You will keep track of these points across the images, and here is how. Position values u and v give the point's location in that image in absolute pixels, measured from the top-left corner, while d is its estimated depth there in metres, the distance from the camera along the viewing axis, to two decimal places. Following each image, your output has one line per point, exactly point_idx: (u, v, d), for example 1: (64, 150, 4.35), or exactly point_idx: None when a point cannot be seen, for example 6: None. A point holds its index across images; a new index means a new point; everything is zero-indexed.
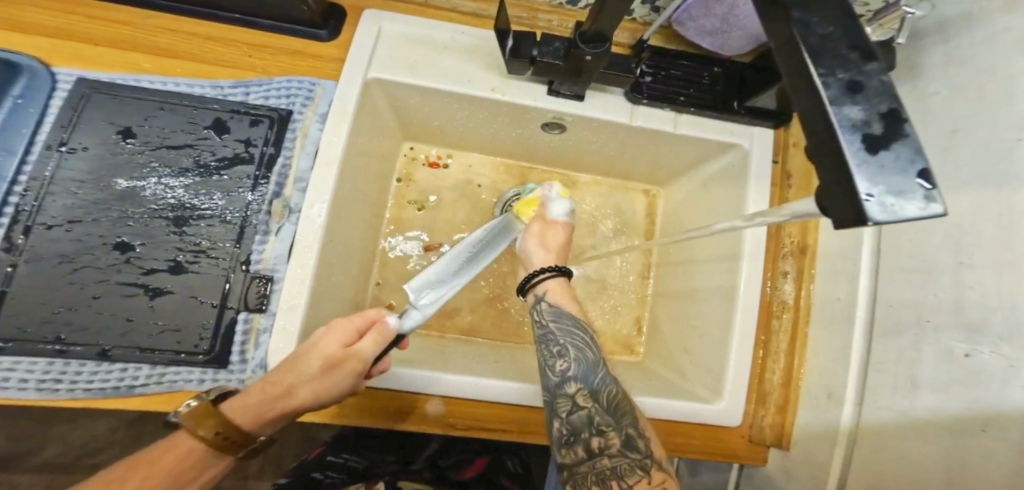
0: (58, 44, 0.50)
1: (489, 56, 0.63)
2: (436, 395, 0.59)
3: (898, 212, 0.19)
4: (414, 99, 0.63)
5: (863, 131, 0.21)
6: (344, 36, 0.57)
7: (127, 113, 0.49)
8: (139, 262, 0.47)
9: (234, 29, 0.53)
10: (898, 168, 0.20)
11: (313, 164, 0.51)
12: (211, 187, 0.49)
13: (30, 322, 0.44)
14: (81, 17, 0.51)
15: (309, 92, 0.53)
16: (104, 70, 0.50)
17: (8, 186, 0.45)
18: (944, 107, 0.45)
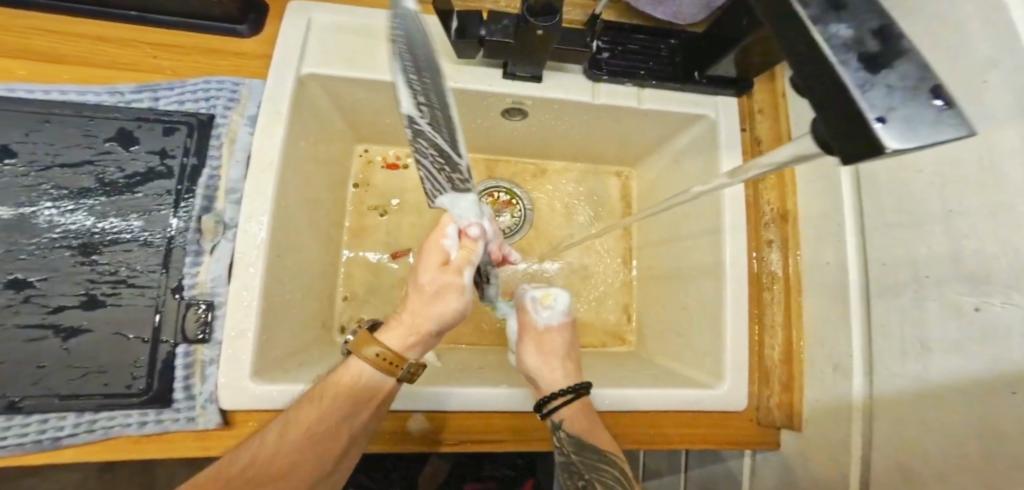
0: None
1: (434, 43, 0.58)
2: (417, 410, 0.54)
3: (920, 137, 0.14)
4: (360, 94, 0.58)
5: (858, 50, 0.17)
6: (267, 32, 0.52)
7: (6, 130, 0.43)
8: (41, 300, 0.41)
9: (130, 27, 0.48)
10: (909, 86, 0.15)
11: (245, 172, 0.46)
12: (125, 209, 0.44)
13: None
14: None
15: (232, 93, 0.48)
16: None
17: None
18: None
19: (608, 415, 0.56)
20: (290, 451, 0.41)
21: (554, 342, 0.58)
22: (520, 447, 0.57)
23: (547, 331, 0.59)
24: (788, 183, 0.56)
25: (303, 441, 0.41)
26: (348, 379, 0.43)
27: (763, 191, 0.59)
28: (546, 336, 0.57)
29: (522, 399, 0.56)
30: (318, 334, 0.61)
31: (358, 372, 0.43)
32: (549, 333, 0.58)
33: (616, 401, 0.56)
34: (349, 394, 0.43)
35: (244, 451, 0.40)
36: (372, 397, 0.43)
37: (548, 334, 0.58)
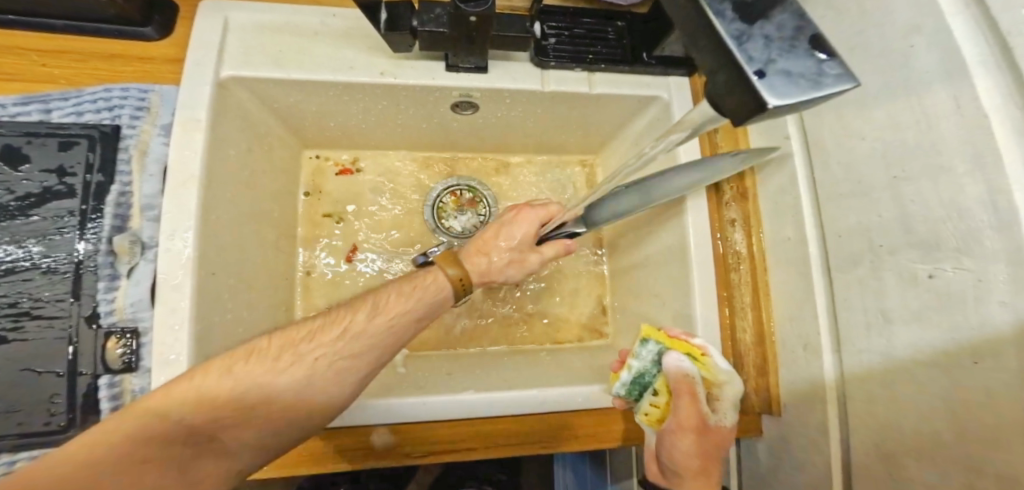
0: None
1: (368, 38, 0.55)
2: (379, 424, 0.50)
3: (796, 80, 0.17)
4: (295, 98, 0.55)
5: (735, 1, 0.20)
6: (179, 33, 0.49)
7: None
8: None
9: (21, 36, 0.45)
10: (787, 38, 0.18)
11: (161, 186, 0.43)
12: (21, 234, 0.40)
13: None
14: None
15: (140, 101, 0.45)
16: None
17: None
18: (838, 25, 0.43)
19: (579, 415, 0.54)
20: (364, 346, 0.40)
21: (719, 436, 0.46)
22: (497, 454, 0.52)
23: (713, 426, 0.46)
24: (747, 165, 0.55)
25: (387, 322, 0.42)
26: (434, 285, 0.46)
27: None
28: (715, 434, 0.46)
29: (498, 404, 0.52)
30: None
31: (440, 285, 0.47)
32: (714, 426, 0.46)
33: (587, 397, 0.54)
34: (425, 299, 0.45)
35: (314, 339, 0.39)
36: (441, 309, 0.46)
37: (720, 433, 0.46)
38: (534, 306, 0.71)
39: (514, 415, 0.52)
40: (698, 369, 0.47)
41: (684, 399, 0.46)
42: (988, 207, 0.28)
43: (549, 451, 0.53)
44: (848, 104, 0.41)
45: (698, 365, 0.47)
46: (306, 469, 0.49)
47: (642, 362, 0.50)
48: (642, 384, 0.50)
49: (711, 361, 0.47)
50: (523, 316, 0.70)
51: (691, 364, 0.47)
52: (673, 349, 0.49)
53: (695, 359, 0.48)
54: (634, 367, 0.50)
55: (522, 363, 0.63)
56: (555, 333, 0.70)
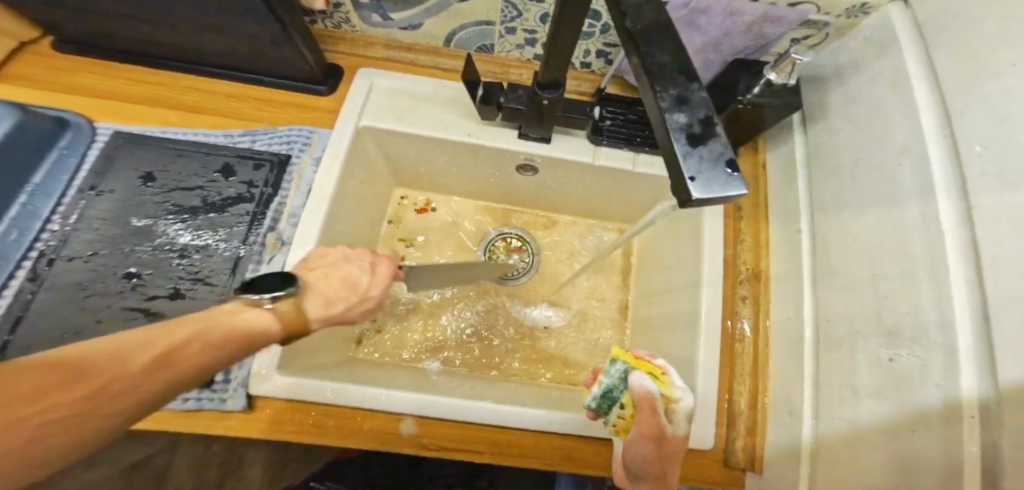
0: (103, 102, 0.59)
1: (466, 106, 0.71)
2: (408, 414, 0.60)
3: (709, 188, 0.28)
4: (405, 146, 0.70)
5: (688, 132, 0.30)
6: (340, 92, 0.66)
7: (147, 160, 0.56)
8: (142, 290, 0.50)
9: (249, 88, 0.63)
10: (713, 158, 0.29)
11: (305, 201, 0.57)
12: (217, 224, 0.55)
13: (41, 340, 0.46)
14: (122, 81, 0.61)
15: (307, 139, 0.61)
16: (139, 124, 0.59)
17: (42, 223, 0.51)
18: (850, 142, 0.55)
19: (580, 440, 0.62)
20: None
21: (676, 445, 0.45)
22: (502, 460, 0.60)
23: (670, 436, 0.45)
24: (762, 250, 0.67)
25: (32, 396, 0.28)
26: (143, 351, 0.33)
27: (742, 253, 0.68)
28: (672, 444, 0.45)
29: (513, 417, 0.60)
30: (337, 346, 0.70)
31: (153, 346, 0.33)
32: (672, 437, 0.45)
33: (592, 427, 0.61)
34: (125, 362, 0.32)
35: None
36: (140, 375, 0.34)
37: (676, 442, 0.45)
38: (559, 348, 0.78)
39: (525, 429, 0.61)
40: (658, 386, 0.45)
41: (643, 414, 0.45)
42: (935, 308, 0.37)
43: (545, 467, 0.61)
44: (852, 212, 0.51)
45: (657, 383, 0.46)
46: (342, 441, 0.58)
47: (610, 378, 0.49)
48: (611, 398, 0.49)
49: (670, 378, 0.46)
50: (547, 354, 0.77)
51: (652, 382, 0.46)
52: (637, 369, 0.47)
53: (655, 378, 0.47)
54: (604, 382, 0.49)
55: (541, 391, 0.71)
56: (575, 374, 0.77)
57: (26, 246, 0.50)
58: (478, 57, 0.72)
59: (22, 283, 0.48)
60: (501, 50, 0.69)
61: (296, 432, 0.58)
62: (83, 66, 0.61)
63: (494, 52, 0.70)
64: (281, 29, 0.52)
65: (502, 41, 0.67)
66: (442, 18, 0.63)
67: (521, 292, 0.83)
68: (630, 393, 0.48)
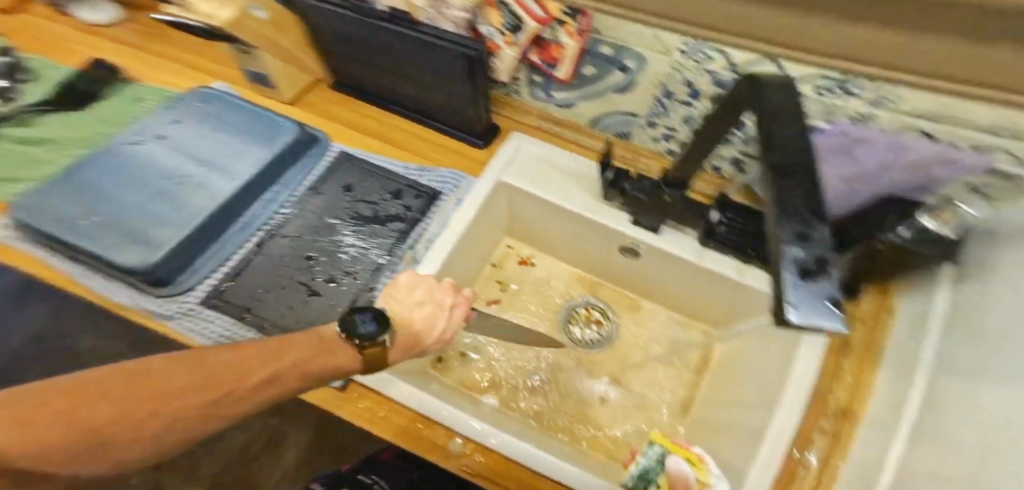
0: (337, 124, 0.78)
1: (591, 183, 0.79)
2: (460, 432, 0.67)
3: (811, 318, 0.26)
4: (530, 206, 0.81)
5: (802, 265, 0.29)
6: (494, 145, 0.79)
7: (353, 176, 0.72)
8: (314, 271, 0.64)
9: (434, 136, 0.79)
10: (821, 293, 0.27)
11: (439, 229, 0.70)
12: (376, 234, 0.68)
13: (244, 288, 0.62)
14: (355, 111, 0.79)
15: (457, 183, 0.75)
16: (353, 145, 0.75)
17: (279, 205, 0.68)
18: (988, 305, 0.51)
19: None
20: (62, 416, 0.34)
21: None
22: None
23: None
24: (860, 394, 0.62)
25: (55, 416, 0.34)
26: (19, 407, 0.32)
27: (834, 389, 0.64)
28: None
29: (547, 463, 0.64)
30: (420, 359, 0.80)
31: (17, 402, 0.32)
32: None
33: None
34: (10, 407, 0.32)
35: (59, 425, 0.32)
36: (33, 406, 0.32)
37: None
38: (609, 423, 0.80)
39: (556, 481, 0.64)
40: (694, 470, 0.50)
41: None
42: None
43: None
44: (986, 384, 0.46)
45: (693, 467, 0.51)
46: (402, 441, 0.66)
47: (647, 460, 0.52)
48: (647, 482, 0.52)
49: (706, 465, 0.52)
50: (597, 426, 0.80)
51: (688, 466, 0.51)
52: (673, 452, 0.52)
53: (692, 463, 0.51)
54: (640, 463, 0.52)
55: (579, 454, 0.73)
56: (618, 453, 0.77)
57: (263, 220, 0.66)
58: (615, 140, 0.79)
59: (252, 245, 0.65)
60: (636, 137, 0.76)
61: (368, 420, 0.68)
62: (345, 100, 0.80)
63: (630, 139, 0.77)
64: (471, 91, 0.68)
65: (639, 130, 0.74)
66: (595, 103, 0.73)
67: (588, 360, 0.87)
68: (666, 477, 0.51)
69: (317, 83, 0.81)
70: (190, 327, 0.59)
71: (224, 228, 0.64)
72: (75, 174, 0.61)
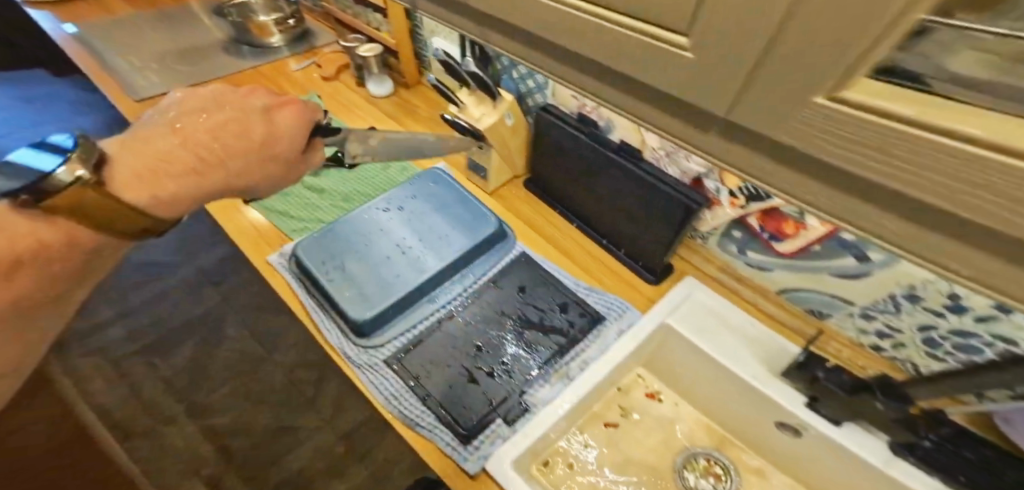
0: (523, 221, 0.83)
1: (768, 352, 0.69)
2: None
3: None
4: (686, 356, 0.73)
5: None
6: (665, 285, 0.77)
7: (530, 278, 0.75)
8: (477, 359, 0.68)
9: (607, 257, 0.79)
10: None
11: (598, 354, 0.69)
12: (538, 341, 0.70)
13: (418, 361, 0.68)
14: (538, 212, 0.84)
15: (623, 311, 0.73)
16: (534, 248, 0.79)
17: (461, 288, 0.74)
18: None
19: None
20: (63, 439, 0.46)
21: None
22: None
23: None
24: None
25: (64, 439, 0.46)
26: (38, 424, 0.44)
27: None
28: None
29: None
30: None
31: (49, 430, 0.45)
32: None
33: None
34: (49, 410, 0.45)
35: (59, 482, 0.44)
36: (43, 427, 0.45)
37: None
38: None
39: None
40: None
41: None
42: None
43: None
44: None
45: None
46: None
47: None
48: None
49: None
50: None
51: None
52: None
53: None
54: None
55: None
56: None
57: (448, 299, 0.73)
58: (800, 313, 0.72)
59: (433, 320, 0.71)
60: (837, 320, 0.67)
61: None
62: (530, 199, 0.85)
63: (824, 318, 0.69)
64: (672, 235, 0.67)
65: (846, 316, 0.66)
66: (803, 277, 0.67)
67: None
68: None
69: (514, 178, 0.87)
70: (372, 383, 0.66)
71: (421, 295, 0.72)
72: (337, 226, 0.74)
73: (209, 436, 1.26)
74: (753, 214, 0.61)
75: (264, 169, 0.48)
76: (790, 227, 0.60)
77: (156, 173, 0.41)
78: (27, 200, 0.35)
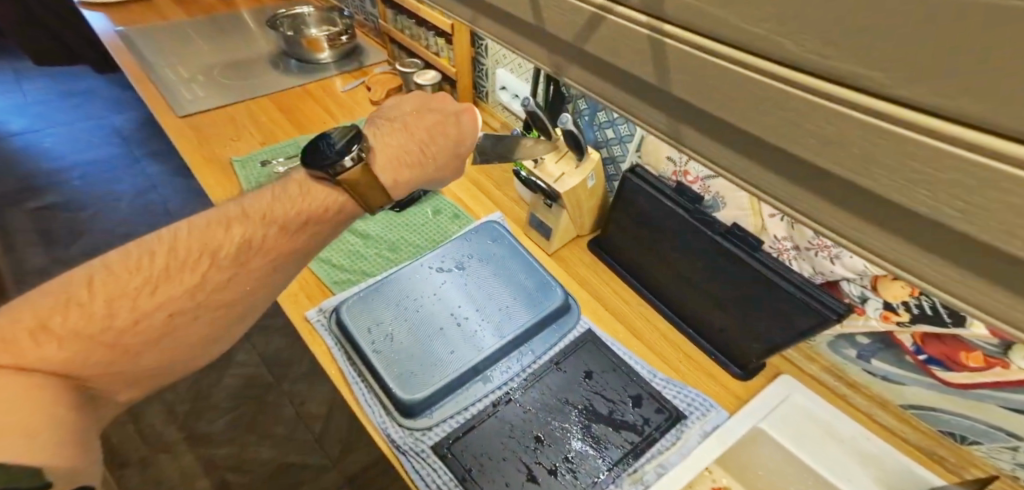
0: (585, 289, 0.71)
1: (892, 479, 0.56)
2: None
3: None
4: (776, 459, 0.62)
5: None
6: (756, 382, 0.64)
7: (597, 360, 0.64)
8: (537, 456, 0.56)
9: (683, 341, 0.67)
10: None
11: (680, 462, 0.57)
12: (608, 439, 0.58)
13: (466, 455, 0.56)
14: (602, 278, 0.73)
15: (707, 410, 0.60)
16: (597, 323, 0.68)
17: (519, 367, 0.63)
18: None
19: None
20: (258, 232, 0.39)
21: None
22: None
23: None
24: None
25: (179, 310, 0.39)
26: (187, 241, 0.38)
27: None
28: None
29: None
30: None
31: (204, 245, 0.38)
32: None
33: None
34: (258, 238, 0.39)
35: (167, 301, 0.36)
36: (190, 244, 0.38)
37: None
38: None
39: None
40: None
41: None
42: None
43: None
44: None
45: None
46: None
47: None
48: None
49: None
50: None
51: None
52: None
53: None
54: None
55: None
56: None
57: (506, 379, 0.62)
58: (931, 434, 0.58)
59: (486, 404, 0.60)
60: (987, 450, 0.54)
61: None
62: (593, 262, 0.74)
63: (966, 443, 0.56)
64: (782, 345, 0.56)
65: (1002, 448, 0.53)
66: (949, 394, 0.54)
67: None
68: None
69: (577, 236, 0.76)
70: (414, 475, 0.55)
71: (474, 373, 0.61)
72: (384, 284, 0.67)
73: (206, 471, 1.15)
74: (910, 332, 0.53)
75: (467, 162, 0.45)
76: (971, 361, 0.49)
77: (399, 163, 0.41)
78: (326, 174, 0.38)
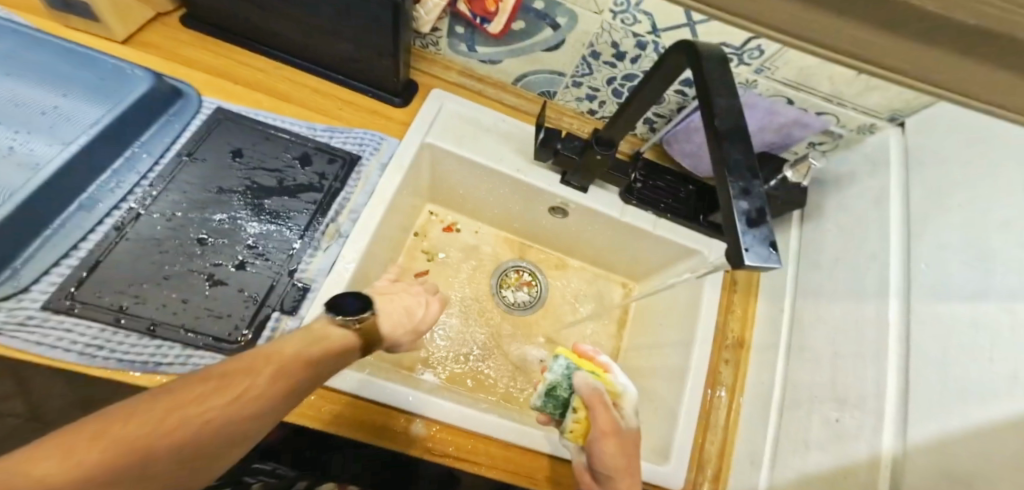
0: (209, 77, 0.63)
1: (521, 143, 0.75)
2: (367, 401, 0.55)
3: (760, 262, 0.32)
4: (452, 167, 0.74)
5: (747, 216, 0.34)
6: (413, 103, 0.71)
7: (237, 135, 0.61)
8: (210, 253, 0.54)
9: (336, 88, 0.68)
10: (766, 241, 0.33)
11: (367, 200, 0.62)
12: (280, 205, 0.59)
13: (110, 289, 0.49)
14: (225, 59, 0.65)
15: (377, 146, 0.66)
16: (233, 103, 0.63)
17: (137, 177, 0.55)
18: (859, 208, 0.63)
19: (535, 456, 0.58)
20: None
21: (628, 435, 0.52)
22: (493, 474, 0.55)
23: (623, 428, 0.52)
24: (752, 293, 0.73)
25: None
26: None
27: (731, 317, 0.71)
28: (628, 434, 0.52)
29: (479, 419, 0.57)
30: None
31: None
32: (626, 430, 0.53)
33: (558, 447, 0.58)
34: None
35: None
36: None
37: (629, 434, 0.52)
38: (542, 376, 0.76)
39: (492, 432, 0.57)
40: (602, 382, 0.53)
41: (599, 412, 0.51)
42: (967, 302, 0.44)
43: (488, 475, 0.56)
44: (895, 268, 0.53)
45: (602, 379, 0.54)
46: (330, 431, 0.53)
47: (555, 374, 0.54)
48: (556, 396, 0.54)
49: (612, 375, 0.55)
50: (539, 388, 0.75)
51: (597, 379, 0.53)
52: (580, 367, 0.54)
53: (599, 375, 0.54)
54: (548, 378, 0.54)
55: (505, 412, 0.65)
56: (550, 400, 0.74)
57: (123, 193, 0.54)
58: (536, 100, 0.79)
59: (106, 230, 0.52)
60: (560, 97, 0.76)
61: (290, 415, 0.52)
62: (204, 42, 0.66)
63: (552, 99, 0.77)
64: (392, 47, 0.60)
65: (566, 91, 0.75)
66: (519, 53, 0.70)
67: (521, 323, 0.79)
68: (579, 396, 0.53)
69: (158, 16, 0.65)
70: (22, 350, 0.44)
71: (70, 198, 0.51)
72: None
73: None
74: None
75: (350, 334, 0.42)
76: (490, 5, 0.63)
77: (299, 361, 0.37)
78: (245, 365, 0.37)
